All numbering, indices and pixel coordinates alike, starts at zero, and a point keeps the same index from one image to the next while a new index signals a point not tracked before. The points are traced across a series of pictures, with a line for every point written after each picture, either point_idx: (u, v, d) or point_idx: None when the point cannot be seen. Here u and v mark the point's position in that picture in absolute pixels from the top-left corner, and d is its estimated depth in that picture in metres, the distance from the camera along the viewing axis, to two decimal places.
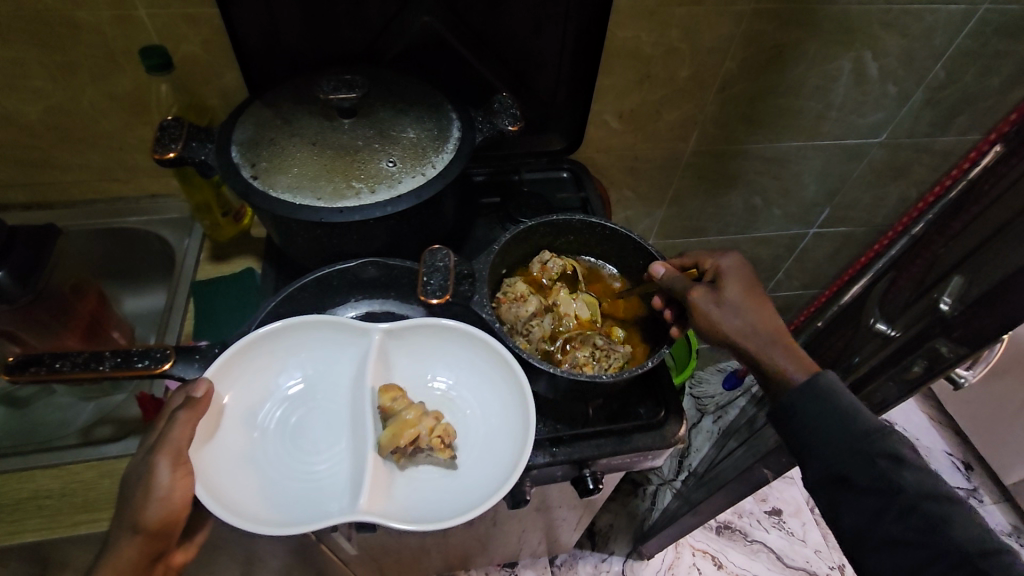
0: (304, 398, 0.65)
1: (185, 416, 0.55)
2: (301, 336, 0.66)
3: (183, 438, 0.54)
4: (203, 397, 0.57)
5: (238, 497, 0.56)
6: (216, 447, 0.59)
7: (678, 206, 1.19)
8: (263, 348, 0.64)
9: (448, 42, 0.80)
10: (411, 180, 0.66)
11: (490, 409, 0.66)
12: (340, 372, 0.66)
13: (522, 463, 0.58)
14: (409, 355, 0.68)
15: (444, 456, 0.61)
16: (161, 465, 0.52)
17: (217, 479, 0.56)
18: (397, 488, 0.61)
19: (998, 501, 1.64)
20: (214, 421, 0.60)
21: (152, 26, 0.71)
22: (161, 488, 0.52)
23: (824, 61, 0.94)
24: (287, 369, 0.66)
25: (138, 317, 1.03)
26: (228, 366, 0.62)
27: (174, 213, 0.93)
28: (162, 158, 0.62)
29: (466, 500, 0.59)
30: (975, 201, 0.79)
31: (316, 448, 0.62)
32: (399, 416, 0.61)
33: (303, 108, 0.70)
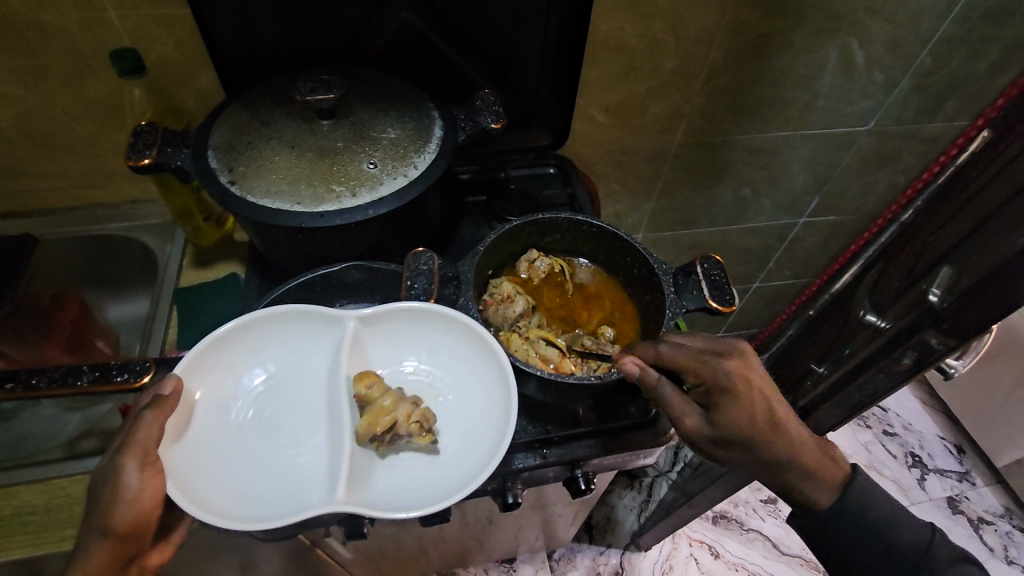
0: (279, 391, 0.63)
1: (151, 416, 0.53)
2: (273, 328, 0.64)
3: (149, 438, 0.52)
4: (171, 395, 0.55)
5: (213, 494, 0.55)
6: (188, 445, 0.57)
7: (667, 198, 1.18)
8: (231, 343, 0.63)
9: (428, 38, 0.79)
10: (393, 182, 0.64)
11: (471, 395, 0.65)
12: (315, 362, 0.65)
13: (502, 448, 0.57)
14: (386, 341, 0.66)
15: (423, 441, 0.60)
16: (129, 466, 0.50)
17: (190, 478, 0.55)
18: (378, 477, 0.59)
19: (991, 483, 1.66)
20: (185, 418, 0.58)
21: (122, 28, 0.70)
22: (130, 490, 0.51)
23: (810, 49, 0.93)
24: (259, 363, 0.64)
25: (123, 325, 1.00)
26: (197, 363, 0.60)
27: (156, 219, 0.92)
28: (137, 166, 0.62)
29: (448, 487, 0.58)
30: (964, 188, 0.79)
31: (293, 442, 0.61)
32: (376, 403, 0.59)
33: (282, 109, 0.68)
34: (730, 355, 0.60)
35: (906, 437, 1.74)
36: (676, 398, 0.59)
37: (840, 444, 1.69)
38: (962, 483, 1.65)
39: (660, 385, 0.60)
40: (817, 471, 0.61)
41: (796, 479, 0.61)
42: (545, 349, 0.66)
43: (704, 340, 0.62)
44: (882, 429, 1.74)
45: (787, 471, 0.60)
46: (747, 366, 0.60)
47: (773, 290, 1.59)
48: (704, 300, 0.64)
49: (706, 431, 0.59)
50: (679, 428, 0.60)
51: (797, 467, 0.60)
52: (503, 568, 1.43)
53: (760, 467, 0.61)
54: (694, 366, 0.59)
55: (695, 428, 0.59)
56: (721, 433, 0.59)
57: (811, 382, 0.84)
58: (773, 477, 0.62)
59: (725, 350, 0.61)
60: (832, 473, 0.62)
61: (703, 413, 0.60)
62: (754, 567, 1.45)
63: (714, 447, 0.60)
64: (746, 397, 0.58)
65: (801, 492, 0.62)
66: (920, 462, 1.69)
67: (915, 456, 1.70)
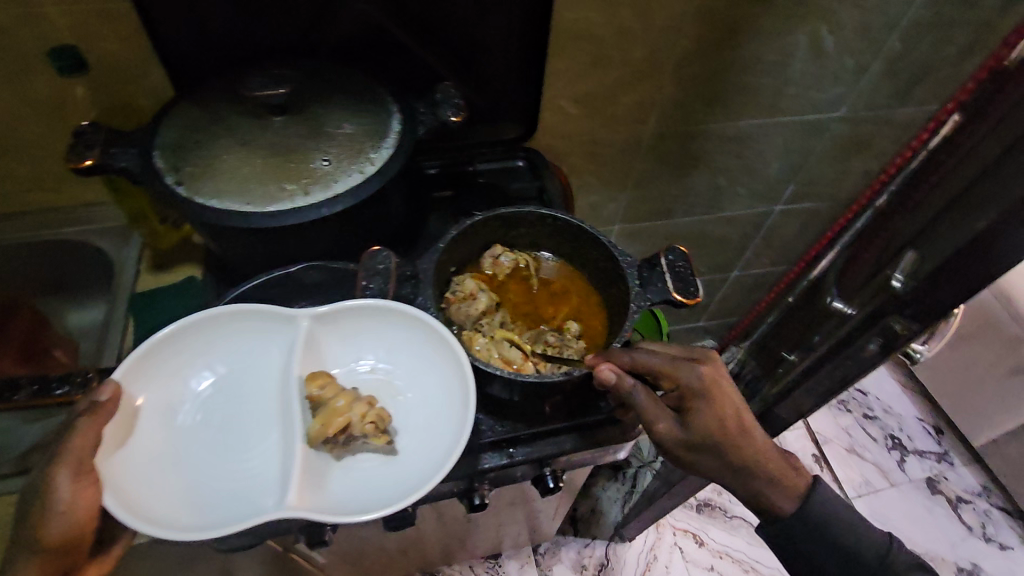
0: (229, 393, 0.61)
1: (85, 424, 0.51)
2: (221, 328, 0.62)
3: (83, 447, 0.50)
4: (108, 401, 0.53)
5: (157, 504, 0.53)
6: (131, 453, 0.55)
7: (642, 188, 1.17)
8: (177, 344, 0.60)
9: (387, 29, 0.76)
10: (348, 179, 0.62)
11: (430, 392, 0.63)
12: (267, 363, 0.62)
13: (458, 448, 0.57)
14: (342, 340, 0.64)
15: (380, 442, 0.59)
16: (62, 478, 0.49)
17: (132, 487, 0.53)
18: (332, 479, 0.58)
19: (969, 463, 1.68)
20: (127, 426, 0.56)
21: (59, 24, 0.66)
22: (62, 502, 0.49)
23: (780, 35, 0.92)
24: (207, 365, 0.61)
25: (82, 332, 0.96)
26: (138, 367, 0.58)
27: (112, 222, 0.89)
28: (78, 167, 0.58)
29: (402, 487, 0.57)
30: (934, 173, 0.78)
31: (243, 446, 0.59)
32: (329, 404, 0.58)
33: (232, 106, 0.66)
34: (702, 361, 0.61)
35: (886, 421, 1.75)
36: (652, 403, 0.58)
37: (821, 430, 1.70)
38: (940, 464, 1.67)
39: (637, 390, 0.58)
40: (777, 474, 0.62)
41: (759, 482, 0.62)
42: (508, 350, 0.65)
43: (675, 348, 0.63)
44: (862, 413, 1.75)
45: (752, 474, 0.61)
46: (719, 372, 0.60)
47: (752, 278, 1.59)
48: (669, 293, 0.63)
49: (680, 435, 0.58)
50: (652, 432, 0.59)
51: (761, 470, 0.61)
52: (488, 565, 1.42)
53: (728, 471, 0.61)
54: (668, 370, 0.59)
55: (668, 431, 0.58)
56: (694, 437, 0.58)
57: (783, 370, 0.84)
58: (738, 481, 0.61)
59: (696, 357, 0.62)
60: (787, 479, 0.63)
61: (676, 416, 0.59)
62: (737, 554, 1.46)
63: (686, 451, 0.59)
64: (720, 400, 0.59)
65: (762, 495, 0.63)
66: (899, 444, 1.70)
67: (895, 438, 1.71)
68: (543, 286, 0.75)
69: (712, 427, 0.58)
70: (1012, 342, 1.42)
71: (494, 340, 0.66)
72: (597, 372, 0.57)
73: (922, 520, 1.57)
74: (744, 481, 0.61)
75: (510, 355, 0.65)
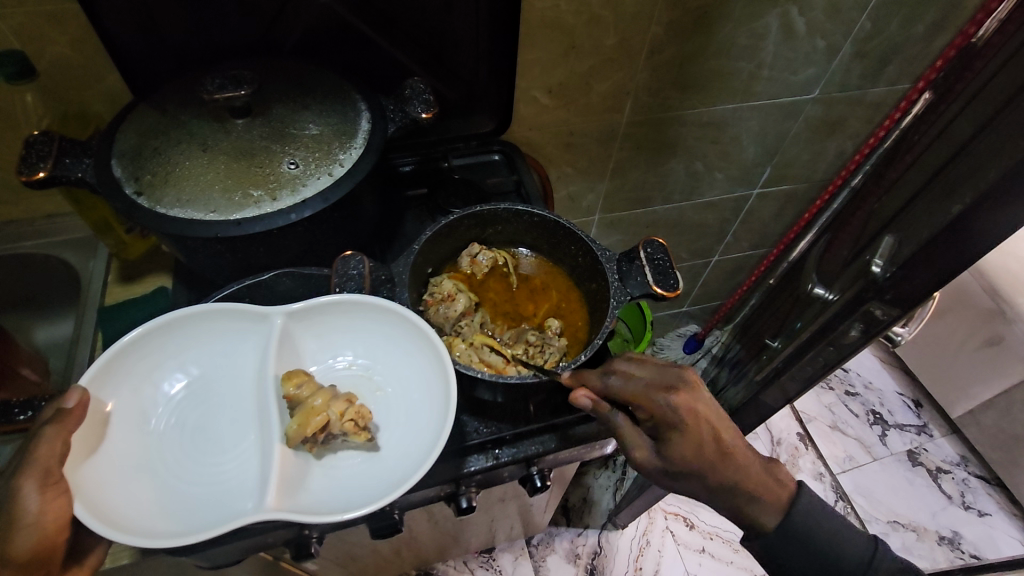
0: (203, 396, 0.60)
1: (52, 431, 0.49)
2: (193, 329, 0.61)
3: (51, 456, 0.48)
4: (76, 407, 0.51)
5: (132, 511, 0.51)
6: (102, 460, 0.53)
7: (621, 177, 1.16)
8: (147, 348, 0.59)
9: (352, 24, 0.74)
10: (317, 182, 0.61)
11: (411, 385, 0.63)
12: (242, 363, 0.61)
13: (442, 440, 0.55)
14: (318, 338, 0.63)
15: (360, 439, 0.58)
16: (28, 489, 0.46)
17: (102, 496, 0.51)
18: (313, 479, 0.57)
19: (947, 433, 1.73)
20: (98, 432, 0.54)
21: (7, 29, 0.63)
22: (31, 514, 0.47)
23: (752, 19, 0.91)
24: (180, 367, 0.60)
25: (49, 348, 0.91)
26: (107, 371, 0.56)
27: (75, 233, 0.87)
28: (32, 180, 0.55)
29: (386, 482, 0.56)
30: (906, 153, 0.78)
31: (220, 449, 0.58)
32: (306, 403, 0.57)
33: (192, 109, 0.63)
34: (678, 388, 0.58)
35: (867, 396, 1.78)
36: (625, 430, 0.59)
37: (805, 409, 1.72)
38: (920, 436, 1.71)
39: (614, 415, 0.59)
40: (755, 484, 0.63)
41: (743, 490, 0.62)
42: (490, 354, 0.64)
43: (656, 370, 0.59)
44: (844, 390, 1.78)
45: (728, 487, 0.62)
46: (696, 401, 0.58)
47: (732, 262, 1.60)
48: (648, 287, 0.63)
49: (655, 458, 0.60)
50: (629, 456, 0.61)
51: (740, 487, 0.61)
52: (483, 559, 1.42)
53: (708, 491, 0.61)
54: (641, 403, 0.57)
55: (644, 459, 0.60)
56: (670, 462, 0.59)
57: (767, 356, 0.85)
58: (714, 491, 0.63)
59: (674, 381, 0.59)
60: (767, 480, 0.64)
61: (653, 443, 0.60)
62: (727, 535, 1.49)
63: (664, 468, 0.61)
64: (694, 433, 0.57)
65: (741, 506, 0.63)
66: (880, 419, 1.74)
67: (876, 413, 1.75)
68: (521, 285, 0.74)
69: (685, 459, 0.58)
70: (986, 316, 1.44)
71: (474, 343, 0.65)
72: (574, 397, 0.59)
73: (904, 492, 1.60)
74: (726, 498, 0.62)
75: (490, 358, 0.64)
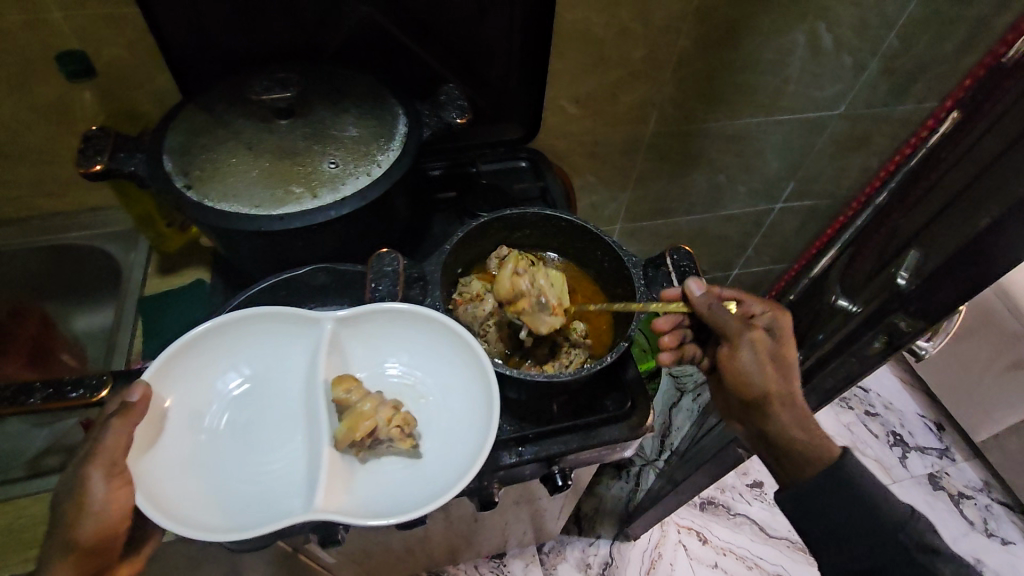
0: (255, 396, 0.62)
1: (118, 423, 0.51)
2: (247, 329, 0.63)
3: (117, 448, 0.51)
4: (139, 402, 0.53)
5: (187, 505, 0.54)
6: (160, 454, 0.56)
7: (643, 187, 1.17)
8: (204, 346, 0.61)
9: (390, 32, 0.77)
10: (354, 181, 0.63)
11: (452, 394, 0.65)
12: (292, 365, 0.64)
13: (484, 453, 0.57)
14: (364, 344, 0.65)
15: (405, 446, 0.60)
16: (96, 477, 0.50)
17: (160, 490, 0.53)
18: (358, 482, 0.59)
19: (970, 458, 1.69)
20: (156, 427, 0.57)
21: (69, 29, 0.67)
22: (97, 502, 0.50)
23: (779, 34, 0.93)
24: (233, 367, 0.63)
25: (89, 335, 0.96)
26: (167, 368, 0.58)
27: (119, 225, 0.90)
28: (88, 172, 0.58)
29: (428, 491, 0.57)
30: (932, 170, 0.79)
31: (270, 448, 0.60)
32: (355, 408, 0.59)
33: (239, 109, 0.66)
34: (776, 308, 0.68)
35: (887, 417, 1.76)
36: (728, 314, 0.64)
37: (824, 427, 1.70)
38: (941, 460, 1.68)
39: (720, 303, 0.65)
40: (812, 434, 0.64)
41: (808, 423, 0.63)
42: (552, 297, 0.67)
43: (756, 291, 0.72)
44: (864, 410, 1.76)
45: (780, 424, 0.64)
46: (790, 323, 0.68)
47: (753, 276, 1.60)
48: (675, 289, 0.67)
49: (745, 362, 0.63)
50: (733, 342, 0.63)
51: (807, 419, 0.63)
52: (494, 564, 1.42)
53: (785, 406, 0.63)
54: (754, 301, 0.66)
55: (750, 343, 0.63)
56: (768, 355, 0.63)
57: None
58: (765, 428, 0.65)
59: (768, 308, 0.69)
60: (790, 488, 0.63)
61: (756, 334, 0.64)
62: (741, 551, 1.47)
63: (739, 381, 0.63)
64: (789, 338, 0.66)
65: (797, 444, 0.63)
66: (901, 440, 1.71)
67: (896, 435, 1.72)
68: None
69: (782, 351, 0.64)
70: (1012, 338, 1.42)
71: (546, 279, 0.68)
72: (686, 287, 0.65)
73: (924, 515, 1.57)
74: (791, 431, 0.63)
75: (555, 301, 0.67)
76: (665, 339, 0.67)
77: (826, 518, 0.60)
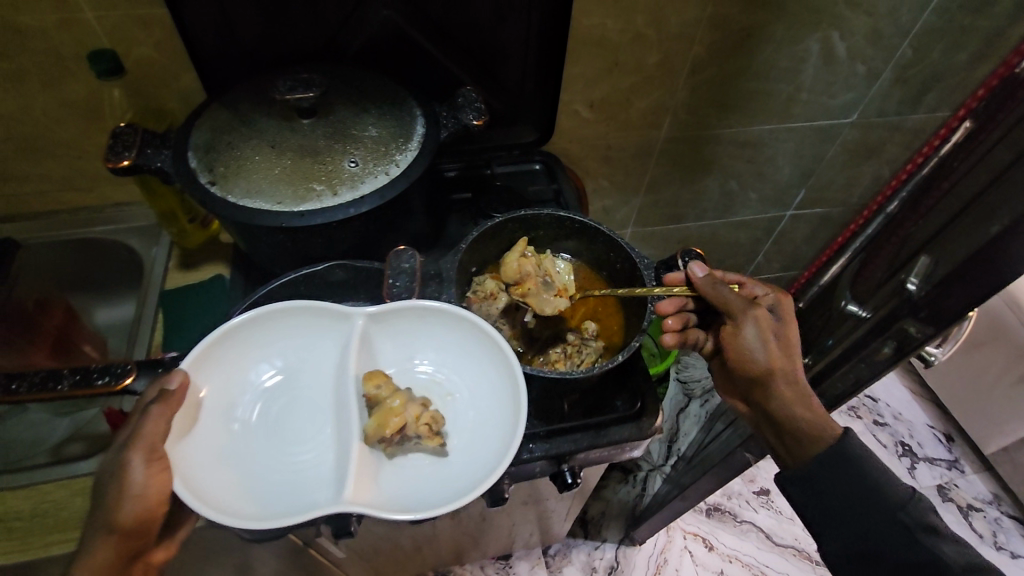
0: (287, 388, 0.64)
1: (158, 410, 0.53)
2: (281, 323, 0.64)
3: (156, 432, 0.52)
4: (178, 389, 0.55)
5: (222, 492, 0.55)
6: (196, 442, 0.58)
7: (655, 192, 1.18)
8: (240, 338, 0.63)
9: (410, 35, 0.79)
10: (374, 180, 0.65)
11: (478, 393, 0.66)
12: (323, 359, 0.65)
13: (511, 453, 0.58)
14: (393, 341, 0.67)
15: (433, 443, 0.61)
16: (135, 462, 0.51)
17: (196, 476, 0.55)
18: (385, 477, 0.60)
19: (980, 470, 1.68)
20: (192, 415, 0.59)
21: (100, 29, 0.69)
22: (136, 486, 0.50)
23: (793, 42, 0.94)
24: (267, 359, 0.64)
25: (109, 328, 0.98)
26: (204, 358, 0.60)
27: (141, 221, 0.92)
28: (116, 167, 0.60)
29: (454, 488, 0.59)
30: (944, 179, 0.79)
31: (301, 440, 0.62)
32: (384, 403, 0.60)
33: (262, 109, 0.68)
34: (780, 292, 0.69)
35: (896, 427, 1.75)
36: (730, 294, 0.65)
37: None
38: (951, 471, 1.67)
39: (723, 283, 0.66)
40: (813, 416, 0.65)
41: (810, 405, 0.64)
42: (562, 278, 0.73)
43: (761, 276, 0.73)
44: (872, 419, 1.75)
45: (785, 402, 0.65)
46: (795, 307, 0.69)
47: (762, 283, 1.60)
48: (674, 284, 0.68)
49: (748, 338, 0.64)
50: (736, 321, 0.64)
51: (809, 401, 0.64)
52: (499, 565, 1.43)
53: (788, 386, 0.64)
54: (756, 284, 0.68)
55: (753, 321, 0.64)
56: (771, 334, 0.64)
57: None
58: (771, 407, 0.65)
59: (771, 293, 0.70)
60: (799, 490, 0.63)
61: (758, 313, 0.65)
62: (747, 559, 1.46)
63: (743, 358, 0.65)
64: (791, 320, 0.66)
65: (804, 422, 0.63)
66: (910, 451, 1.70)
67: (905, 445, 1.71)
68: None
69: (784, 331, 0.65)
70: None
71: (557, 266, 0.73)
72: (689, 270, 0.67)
73: None
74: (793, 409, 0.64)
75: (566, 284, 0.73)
76: (668, 320, 0.67)
77: (827, 498, 0.61)
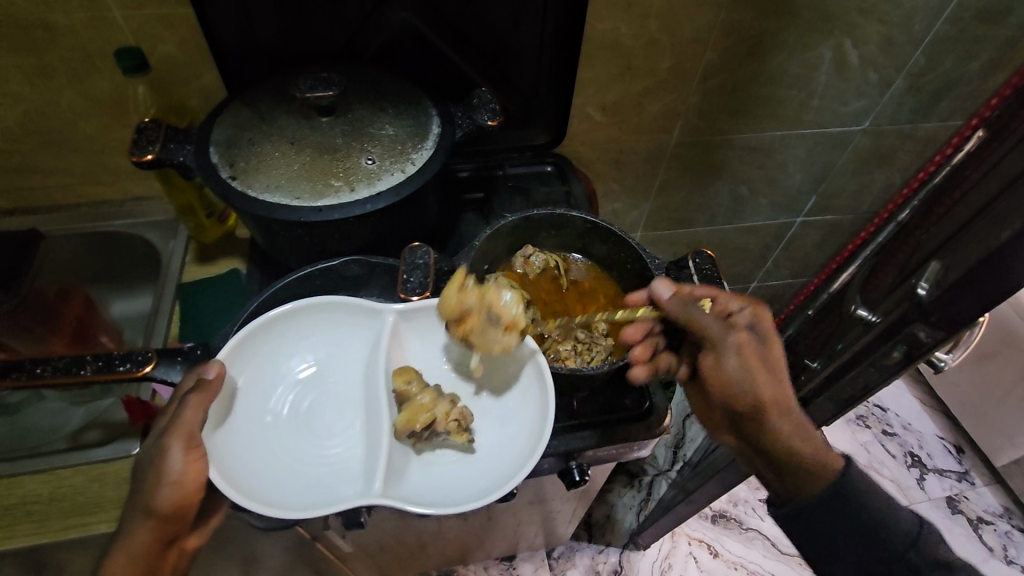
0: (319, 383, 0.66)
1: (195, 398, 0.54)
2: (314, 318, 0.66)
3: (194, 421, 0.53)
4: (215, 378, 0.56)
5: (255, 480, 0.57)
6: (230, 431, 0.59)
7: (665, 196, 1.19)
8: (274, 331, 0.64)
9: (426, 37, 0.80)
10: (391, 177, 0.66)
11: (504, 392, 0.67)
12: (354, 355, 0.67)
13: (538, 453, 0.58)
14: (421, 339, 0.69)
15: (461, 439, 0.62)
16: (175, 450, 0.52)
17: (230, 463, 0.57)
18: (413, 472, 0.62)
19: (990, 483, 1.66)
20: (227, 405, 0.60)
21: (127, 26, 0.71)
22: (174, 472, 0.52)
23: (805, 49, 0.94)
24: (300, 353, 0.66)
25: (126, 320, 1.01)
26: (240, 349, 0.62)
27: (159, 215, 0.94)
28: (141, 161, 0.62)
29: (480, 485, 0.60)
30: (956, 186, 0.79)
31: (330, 433, 0.63)
32: (414, 399, 0.62)
33: (282, 106, 0.70)
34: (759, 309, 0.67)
35: (906, 437, 1.74)
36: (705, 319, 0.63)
37: (840, 445, 1.69)
38: (960, 483, 1.66)
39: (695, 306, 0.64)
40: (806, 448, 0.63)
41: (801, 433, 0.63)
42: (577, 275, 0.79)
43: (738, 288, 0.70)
44: (881, 429, 1.74)
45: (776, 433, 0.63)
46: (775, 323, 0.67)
47: (771, 289, 1.60)
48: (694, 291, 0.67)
49: (730, 367, 0.62)
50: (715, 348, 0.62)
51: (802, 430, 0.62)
52: (503, 566, 1.43)
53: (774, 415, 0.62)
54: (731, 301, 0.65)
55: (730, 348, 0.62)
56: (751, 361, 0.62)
57: (806, 377, 0.84)
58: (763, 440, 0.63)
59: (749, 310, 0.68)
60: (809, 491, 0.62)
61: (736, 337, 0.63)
62: (752, 566, 1.45)
63: (727, 387, 0.63)
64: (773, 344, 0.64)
65: (801, 456, 0.61)
66: (919, 462, 1.69)
67: (913, 456, 1.70)
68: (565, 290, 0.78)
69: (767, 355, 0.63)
70: None
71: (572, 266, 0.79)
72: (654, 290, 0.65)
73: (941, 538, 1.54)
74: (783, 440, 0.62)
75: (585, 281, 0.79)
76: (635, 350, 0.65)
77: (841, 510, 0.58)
